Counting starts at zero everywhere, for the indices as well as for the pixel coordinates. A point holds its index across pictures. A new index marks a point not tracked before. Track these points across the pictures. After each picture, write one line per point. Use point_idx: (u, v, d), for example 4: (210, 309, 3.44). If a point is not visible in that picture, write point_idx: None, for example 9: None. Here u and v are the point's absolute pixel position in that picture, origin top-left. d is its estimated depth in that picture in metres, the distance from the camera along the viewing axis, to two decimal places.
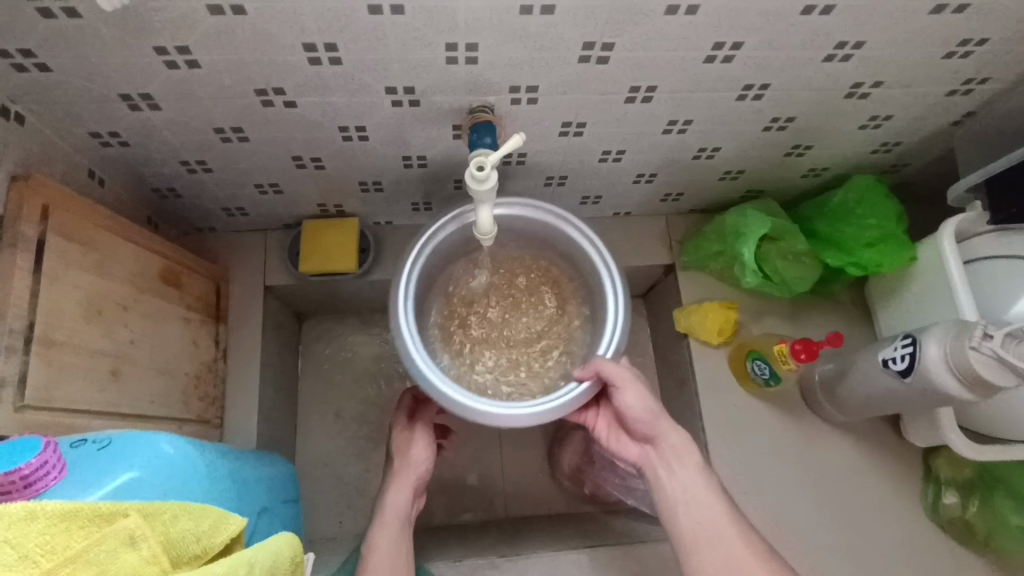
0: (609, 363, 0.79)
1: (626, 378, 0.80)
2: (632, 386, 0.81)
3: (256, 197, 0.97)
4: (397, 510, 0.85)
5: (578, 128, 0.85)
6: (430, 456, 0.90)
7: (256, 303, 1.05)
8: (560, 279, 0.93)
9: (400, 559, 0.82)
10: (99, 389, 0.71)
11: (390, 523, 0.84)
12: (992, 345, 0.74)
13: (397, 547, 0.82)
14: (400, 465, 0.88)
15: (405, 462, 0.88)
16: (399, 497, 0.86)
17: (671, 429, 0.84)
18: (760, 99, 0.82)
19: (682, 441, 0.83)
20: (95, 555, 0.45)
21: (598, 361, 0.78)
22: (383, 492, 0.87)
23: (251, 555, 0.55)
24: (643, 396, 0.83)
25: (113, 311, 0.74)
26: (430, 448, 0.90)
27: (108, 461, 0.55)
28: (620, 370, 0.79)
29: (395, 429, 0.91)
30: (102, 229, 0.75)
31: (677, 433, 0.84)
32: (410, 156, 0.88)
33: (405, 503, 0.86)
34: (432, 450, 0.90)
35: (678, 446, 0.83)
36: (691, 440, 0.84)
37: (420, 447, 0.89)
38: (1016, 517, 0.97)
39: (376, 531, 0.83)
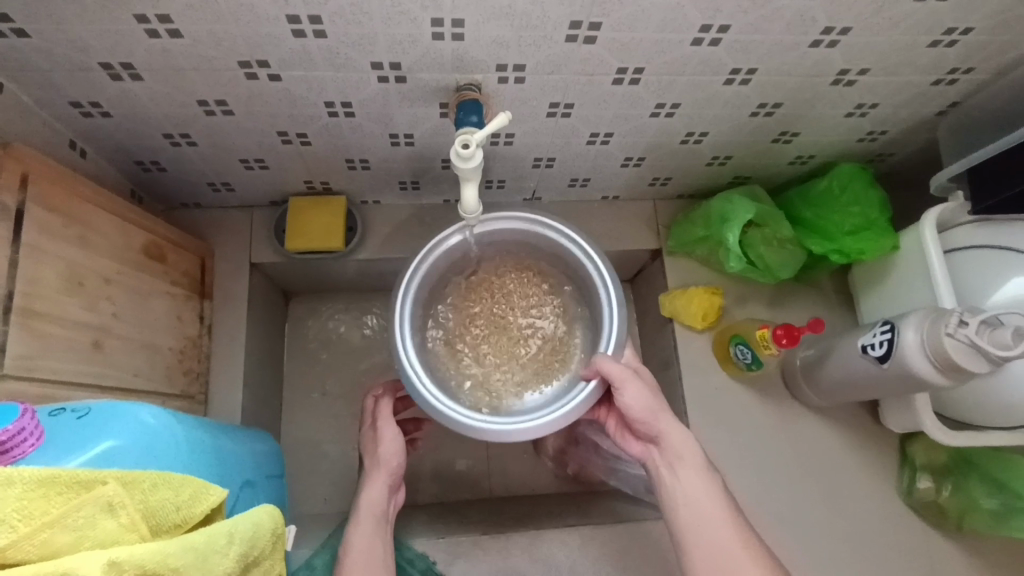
0: (609, 361, 0.80)
1: (626, 376, 0.80)
2: (631, 383, 0.80)
3: (242, 172, 0.96)
4: (372, 506, 0.84)
5: (566, 109, 0.84)
6: (400, 449, 0.87)
7: (242, 280, 1.05)
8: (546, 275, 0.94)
9: (379, 554, 0.81)
10: (81, 361, 0.70)
11: (366, 519, 0.82)
12: (967, 332, 0.75)
13: (374, 542, 0.81)
14: (372, 463, 0.87)
15: (376, 461, 0.87)
16: (374, 493, 0.84)
17: (673, 427, 0.83)
18: (748, 83, 0.82)
19: (685, 441, 0.82)
20: (73, 521, 0.45)
21: (600, 361, 0.80)
22: (359, 490, 0.86)
23: (231, 525, 0.56)
24: (646, 394, 0.82)
25: (94, 284, 0.74)
26: (400, 443, 0.88)
27: (89, 430, 0.56)
28: (620, 368, 0.80)
29: (363, 430, 0.91)
30: (85, 200, 0.74)
31: (679, 431, 0.83)
32: (397, 133, 0.88)
33: (381, 498, 0.84)
34: (401, 444, 0.88)
35: (678, 444, 0.82)
36: (694, 439, 0.83)
37: (388, 443, 0.87)
38: (988, 501, 1.00)
39: (352, 528, 0.82)
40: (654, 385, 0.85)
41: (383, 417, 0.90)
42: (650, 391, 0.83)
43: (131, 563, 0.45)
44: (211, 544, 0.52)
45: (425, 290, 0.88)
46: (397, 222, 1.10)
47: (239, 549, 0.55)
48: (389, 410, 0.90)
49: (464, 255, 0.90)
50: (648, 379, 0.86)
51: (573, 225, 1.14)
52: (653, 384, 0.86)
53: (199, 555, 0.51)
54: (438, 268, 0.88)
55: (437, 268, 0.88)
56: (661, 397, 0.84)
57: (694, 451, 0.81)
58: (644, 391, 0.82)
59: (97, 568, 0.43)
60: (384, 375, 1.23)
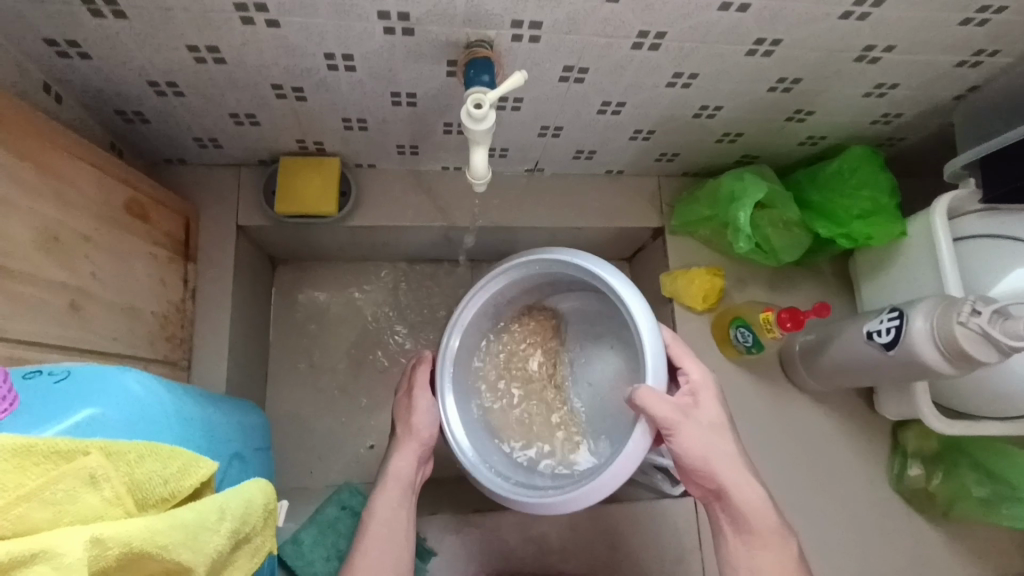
0: (647, 399, 0.73)
1: (670, 415, 0.73)
2: (679, 421, 0.74)
3: (230, 128, 0.90)
4: (400, 474, 0.81)
5: (580, 74, 0.80)
6: (434, 422, 0.85)
7: (227, 243, 0.99)
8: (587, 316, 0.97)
9: (401, 524, 0.78)
10: (56, 322, 0.66)
11: (392, 486, 0.80)
12: (980, 321, 0.74)
13: (396, 512, 0.79)
14: (406, 431, 0.84)
15: (409, 430, 0.84)
16: (404, 462, 0.82)
17: (730, 464, 0.75)
18: (770, 56, 0.78)
19: (742, 477, 0.75)
20: (52, 495, 0.42)
21: (636, 400, 0.74)
22: (389, 457, 0.84)
23: (222, 500, 0.52)
24: (699, 428, 0.75)
25: (71, 240, 0.68)
26: (436, 415, 0.85)
27: (67, 396, 0.51)
28: (663, 406, 0.73)
29: (396, 397, 0.88)
30: (61, 150, 0.68)
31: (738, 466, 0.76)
32: (399, 92, 0.83)
33: (410, 467, 0.82)
34: (436, 415, 0.85)
35: (734, 485, 0.75)
36: (762, 492, 0.75)
37: (424, 414, 0.85)
38: (979, 490, 1.01)
39: (377, 494, 0.80)
40: (716, 412, 0.77)
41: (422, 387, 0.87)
42: (704, 423, 0.76)
43: (116, 540, 0.42)
44: (203, 521, 0.49)
45: (461, 357, 0.90)
46: (392, 189, 1.05)
47: (231, 526, 0.52)
48: (426, 377, 0.87)
49: (499, 304, 0.93)
50: (709, 404, 0.77)
51: (575, 199, 1.10)
52: (715, 411, 0.77)
53: (189, 531, 0.47)
54: (470, 333, 0.91)
55: (467, 334, 0.90)
56: (719, 429, 0.76)
57: (752, 488, 0.75)
58: (696, 425, 0.75)
59: (78, 545, 0.39)
60: (373, 347, 1.20)
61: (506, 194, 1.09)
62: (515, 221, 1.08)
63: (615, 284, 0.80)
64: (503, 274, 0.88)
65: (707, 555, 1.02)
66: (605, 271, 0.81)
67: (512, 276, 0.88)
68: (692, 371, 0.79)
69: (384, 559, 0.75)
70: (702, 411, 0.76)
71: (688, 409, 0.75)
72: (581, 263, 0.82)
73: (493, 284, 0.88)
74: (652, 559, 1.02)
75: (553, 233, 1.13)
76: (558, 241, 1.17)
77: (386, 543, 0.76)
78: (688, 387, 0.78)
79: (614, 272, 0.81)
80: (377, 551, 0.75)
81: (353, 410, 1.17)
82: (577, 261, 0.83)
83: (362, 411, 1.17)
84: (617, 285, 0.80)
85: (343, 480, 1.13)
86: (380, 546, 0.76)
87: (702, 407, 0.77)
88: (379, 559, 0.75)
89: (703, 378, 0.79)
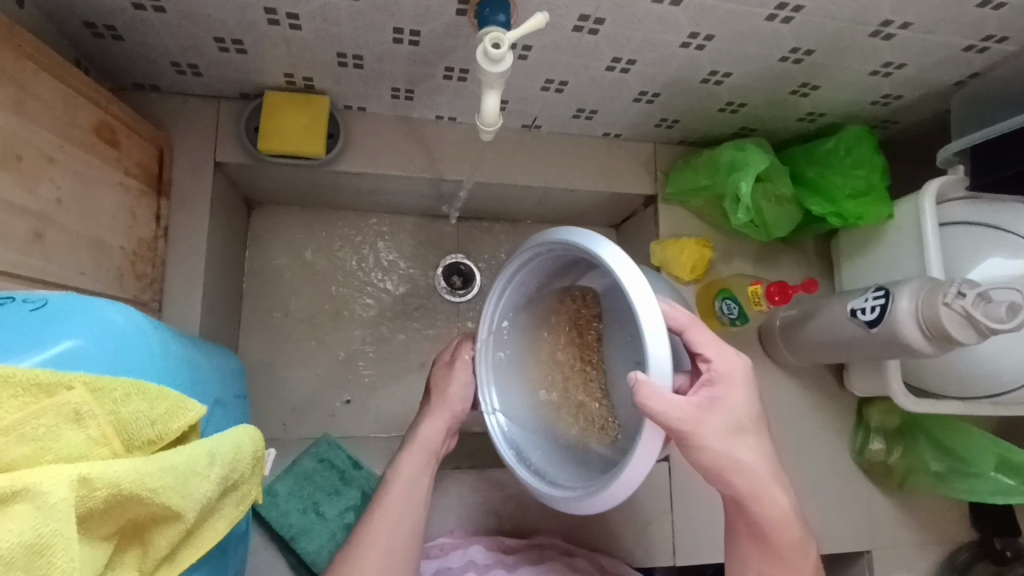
0: (658, 402, 0.63)
1: (685, 417, 0.65)
2: (697, 420, 0.66)
3: (212, 53, 0.83)
4: (427, 442, 0.86)
5: (595, 24, 0.76)
6: (465, 397, 0.88)
7: (203, 180, 0.93)
8: (613, 291, 0.84)
9: (421, 489, 0.84)
10: (20, 250, 0.60)
11: (417, 451, 0.85)
12: (964, 303, 0.76)
13: (419, 476, 0.84)
14: (438, 399, 0.88)
15: (442, 399, 0.87)
16: (432, 430, 0.87)
17: (745, 461, 0.70)
18: (789, 22, 0.76)
19: (755, 475, 0.71)
20: (32, 430, 0.40)
21: (641, 400, 0.63)
22: (418, 422, 0.88)
23: (210, 445, 0.50)
24: (716, 425, 0.68)
25: (34, 160, 0.62)
26: (471, 390, 0.88)
27: (46, 326, 0.48)
28: (680, 407, 0.64)
29: (435, 364, 0.90)
30: (22, 58, 0.61)
31: (753, 461, 0.70)
32: (402, 29, 0.78)
33: (437, 435, 0.87)
34: (471, 390, 0.88)
35: (746, 480, 0.70)
36: (779, 491, 0.72)
37: (459, 386, 0.88)
38: (936, 464, 1.05)
39: (404, 456, 0.85)
40: (736, 407, 0.70)
41: (462, 359, 0.89)
42: (722, 421, 0.69)
43: (103, 481, 0.40)
44: (193, 465, 0.47)
45: (496, 356, 0.86)
46: (383, 135, 1.00)
47: (220, 472, 0.50)
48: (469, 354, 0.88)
49: (529, 291, 0.86)
50: (730, 398, 0.70)
51: (571, 159, 1.07)
52: (736, 405, 0.70)
53: (179, 475, 0.45)
54: (507, 330, 0.86)
55: (501, 331, 0.86)
56: (737, 424, 0.70)
57: (764, 485, 0.71)
58: (714, 421, 0.68)
59: (64, 485, 0.38)
60: (352, 299, 1.16)
61: (501, 149, 1.05)
62: (509, 177, 1.05)
63: (612, 258, 0.65)
64: (514, 266, 0.80)
65: (677, 517, 1.05)
66: (608, 251, 0.66)
67: (525, 260, 0.79)
68: (713, 358, 0.71)
69: (400, 522, 0.80)
70: (721, 406, 0.69)
71: (705, 407, 0.68)
72: (576, 236, 0.69)
73: (510, 280, 0.81)
74: (623, 519, 1.05)
75: (545, 194, 1.11)
76: (549, 202, 1.15)
77: (406, 506, 0.82)
78: (707, 376, 0.71)
79: (610, 246, 0.66)
80: (395, 513, 0.81)
81: (329, 363, 1.13)
82: (571, 236, 0.69)
83: (338, 364, 1.14)
84: (616, 259, 0.65)
85: (316, 434, 1.11)
86: (399, 508, 0.81)
87: (721, 402, 0.69)
88: (397, 520, 0.80)
89: (724, 366, 0.71)
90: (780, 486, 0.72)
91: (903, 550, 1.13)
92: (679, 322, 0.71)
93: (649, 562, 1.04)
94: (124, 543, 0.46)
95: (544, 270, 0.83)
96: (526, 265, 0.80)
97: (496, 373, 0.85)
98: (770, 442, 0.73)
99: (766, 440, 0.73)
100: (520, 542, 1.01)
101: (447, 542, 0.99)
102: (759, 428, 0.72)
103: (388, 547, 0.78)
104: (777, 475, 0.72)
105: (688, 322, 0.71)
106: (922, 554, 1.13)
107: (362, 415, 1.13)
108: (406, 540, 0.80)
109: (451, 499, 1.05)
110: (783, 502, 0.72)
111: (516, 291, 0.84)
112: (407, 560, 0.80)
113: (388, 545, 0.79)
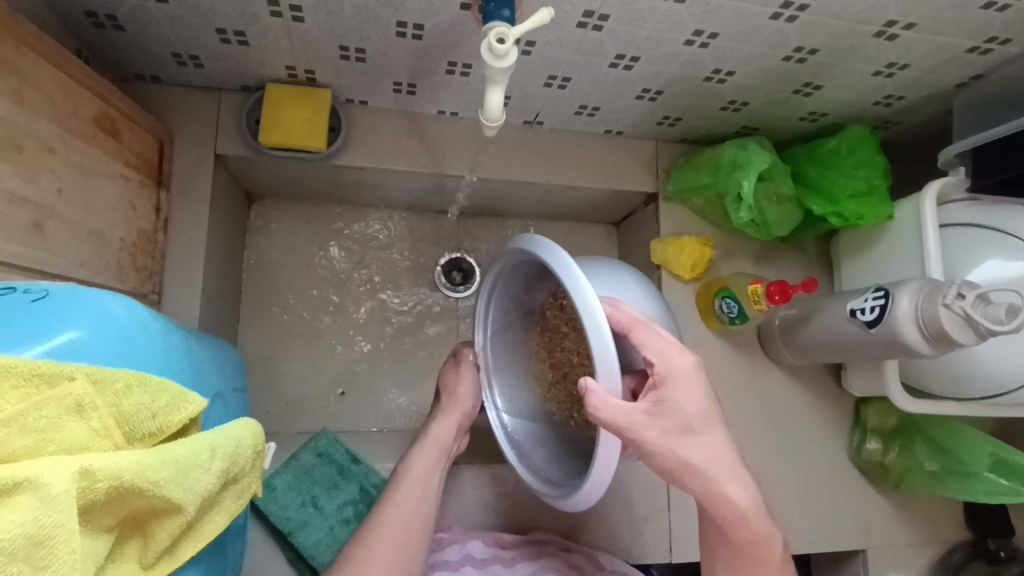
0: (607, 410, 0.61)
1: (632, 425, 0.63)
2: (646, 428, 0.64)
3: (214, 45, 0.83)
4: (439, 439, 0.90)
5: (600, 21, 0.76)
6: (475, 394, 0.93)
7: (203, 171, 0.92)
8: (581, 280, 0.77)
9: (432, 484, 0.86)
10: (21, 241, 0.60)
11: (429, 449, 0.89)
12: (964, 305, 0.76)
13: (430, 471, 0.87)
14: (449, 400, 0.92)
15: (453, 399, 0.92)
16: (444, 428, 0.91)
17: (699, 461, 0.68)
18: (793, 21, 0.76)
19: (711, 475, 0.69)
20: (33, 422, 0.40)
21: (591, 411, 0.62)
22: (430, 421, 0.92)
23: (212, 438, 0.51)
24: (666, 429, 0.66)
25: (35, 150, 0.61)
26: (479, 390, 0.93)
27: (47, 317, 0.48)
28: (630, 416, 0.62)
29: (445, 367, 0.95)
30: (24, 48, 0.61)
31: (708, 462, 0.68)
32: (405, 23, 0.77)
33: (448, 433, 0.90)
34: (480, 388, 0.93)
35: (703, 482, 0.69)
36: (744, 489, 0.70)
37: (468, 385, 0.92)
38: (930, 463, 1.06)
39: (416, 452, 0.88)
40: (687, 408, 0.67)
41: (468, 359, 0.94)
42: (671, 424, 0.66)
43: (105, 473, 0.40)
44: (194, 458, 0.47)
45: (499, 363, 0.89)
46: (385, 129, 0.99)
47: (221, 465, 0.50)
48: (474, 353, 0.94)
49: (519, 297, 0.86)
50: (680, 399, 0.67)
51: (572, 156, 1.07)
52: (685, 406, 0.67)
53: (180, 468, 0.46)
54: (509, 335, 0.89)
55: (505, 336, 0.89)
56: (688, 425, 0.67)
57: (722, 484, 0.69)
58: (663, 426, 0.66)
59: (66, 477, 0.38)
60: (351, 293, 1.16)
61: (503, 145, 1.05)
62: (511, 174, 1.05)
63: (558, 266, 0.63)
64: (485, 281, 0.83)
65: (674, 514, 1.06)
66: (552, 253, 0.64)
67: (493, 273, 0.81)
68: (659, 360, 0.68)
69: (414, 515, 0.82)
70: (670, 410, 0.66)
71: (651, 412, 0.65)
72: (526, 244, 0.68)
73: (486, 294, 0.85)
74: (620, 516, 1.05)
75: (547, 190, 1.10)
76: (551, 199, 1.15)
77: (418, 498, 0.84)
78: (654, 379, 0.68)
79: (556, 249, 0.63)
80: (407, 506, 0.83)
81: (329, 357, 1.13)
82: (521, 247, 0.69)
83: (337, 358, 1.14)
84: (561, 263, 0.63)
85: (314, 427, 1.11)
86: (412, 502, 0.83)
87: (669, 405, 0.66)
88: (410, 513, 0.82)
89: (671, 367, 0.68)
90: (740, 484, 0.70)
91: (898, 550, 1.13)
92: (622, 323, 0.68)
93: (646, 559, 1.05)
94: (124, 535, 0.46)
95: (516, 276, 0.82)
96: (495, 278, 0.82)
97: (502, 377, 0.89)
98: (727, 439, 0.70)
99: (722, 437, 0.70)
100: (518, 538, 1.01)
101: (445, 536, 1.00)
102: (715, 426, 0.69)
103: (400, 538, 0.79)
104: (737, 473, 0.70)
105: (632, 322, 0.68)
106: (916, 554, 1.14)
107: (361, 410, 1.13)
108: (417, 533, 0.82)
109: (449, 495, 1.05)
110: (748, 499, 0.70)
111: (500, 300, 0.86)
112: (416, 553, 0.80)
113: (399, 535, 0.80)
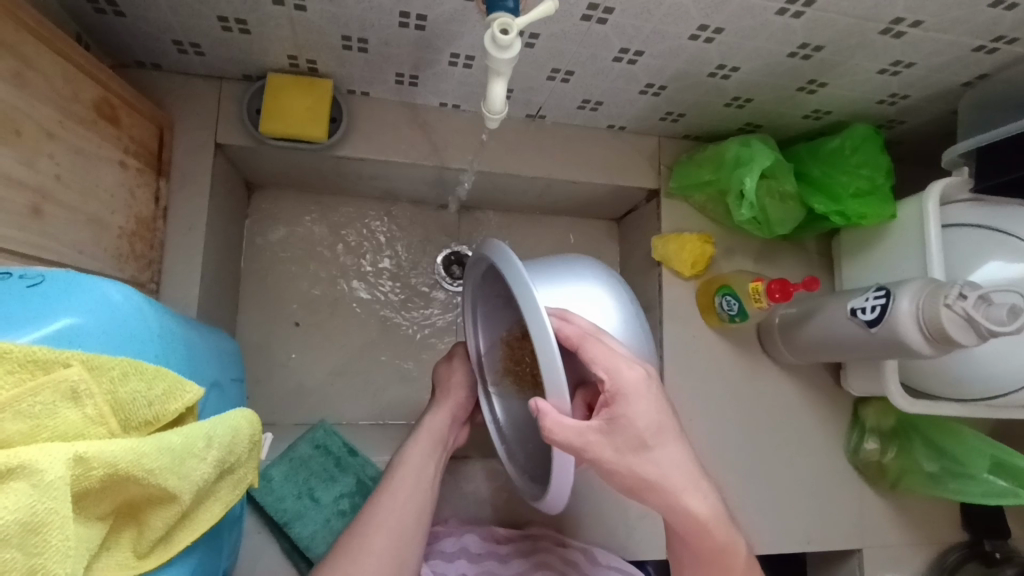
0: (559, 430, 0.62)
1: (585, 444, 0.63)
2: (596, 448, 0.63)
3: (217, 33, 0.82)
4: (434, 430, 0.90)
5: (604, 14, 0.76)
6: (468, 384, 0.93)
7: (203, 159, 0.92)
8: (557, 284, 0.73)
9: (427, 473, 0.86)
10: (18, 226, 0.60)
11: (424, 439, 0.89)
12: (965, 306, 0.76)
13: (426, 461, 0.87)
14: (443, 393, 0.92)
15: (448, 392, 0.92)
16: (439, 419, 0.91)
17: (657, 476, 0.67)
18: (799, 17, 0.76)
19: (670, 488, 0.67)
20: (28, 407, 0.40)
21: (545, 431, 0.62)
22: (425, 413, 0.92)
23: (207, 427, 0.50)
24: (618, 446, 0.65)
25: (33, 135, 0.61)
26: (470, 382, 0.93)
27: (42, 302, 0.48)
28: (582, 437, 0.63)
29: (437, 363, 0.95)
30: (24, 32, 0.60)
31: (665, 475, 0.67)
32: (409, 13, 0.77)
33: (442, 425, 0.90)
34: (473, 381, 0.93)
35: (661, 496, 0.68)
36: (701, 500, 0.69)
37: (463, 379, 0.92)
38: (929, 465, 1.06)
39: (412, 443, 0.88)
40: (639, 425, 0.65)
41: (461, 353, 0.94)
42: (624, 441, 0.65)
43: (99, 461, 0.41)
44: (189, 447, 0.47)
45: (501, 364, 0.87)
46: (386, 121, 0.99)
47: (216, 455, 0.50)
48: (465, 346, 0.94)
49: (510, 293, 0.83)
50: (630, 415, 0.65)
51: (574, 150, 1.07)
52: (638, 422, 0.65)
53: (175, 456, 0.46)
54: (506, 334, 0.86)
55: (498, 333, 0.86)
56: (642, 441, 0.65)
57: (680, 496, 0.68)
58: (614, 445, 0.65)
59: (61, 463, 0.38)
60: (349, 285, 1.15)
61: (504, 137, 1.04)
62: (512, 168, 1.04)
63: (514, 282, 0.63)
64: (471, 281, 0.81)
65: None
66: (514, 270, 0.63)
67: (477, 274, 0.79)
68: (609, 377, 0.65)
69: (408, 503, 0.82)
70: (620, 428, 0.64)
71: (604, 432, 0.64)
72: (493, 254, 0.68)
73: (473, 293, 0.83)
74: (617, 513, 1.05)
75: (548, 185, 1.10)
76: (552, 193, 1.14)
77: (414, 489, 0.84)
78: (605, 396, 0.66)
79: (513, 261, 0.64)
80: (403, 496, 0.83)
81: (326, 348, 1.13)
82: (486, 255, 0.69)
83: (336, 349, 1.13)
84: (515, 275, 0.64)
85: (311, 418, 1.11)
86: (407, 490, 0.83)
87: (620, 422, 0.65)
88: (405, 502, 0.82)
89: (621, 383, 0.65)
90: (698, 494, 0.69)
91: (893, 550, 1.13)
92: (570, 337, 0.66)
93: (639, 556, 1.05)
94: (120, 522, 0.47)
95: (490, 285, 0.81)
96: (479, 279, 0.80)
97: (496, 375, 0.87)
98: (684, 450, 0.68)
99: (678, 449, 0.68)
100: (513, 533, 1.02)
101: (440, 529, 1.00)
102: (670, 438, 0.67)
103: (395, 527, 0.80)
104: (695, 484, 0.69)
105: (580, 337, 0.66)
106: (910, 555, 1.14)
107: (358, 401, 1.13)
108: (412, 521, 0.82)
109: (445, 489, 1.05)
110: (707, 508, 0.69)
111: (487, 302, 0.84)
112: (411, 542, 0.80)
113: (395, 524, 0.80)
